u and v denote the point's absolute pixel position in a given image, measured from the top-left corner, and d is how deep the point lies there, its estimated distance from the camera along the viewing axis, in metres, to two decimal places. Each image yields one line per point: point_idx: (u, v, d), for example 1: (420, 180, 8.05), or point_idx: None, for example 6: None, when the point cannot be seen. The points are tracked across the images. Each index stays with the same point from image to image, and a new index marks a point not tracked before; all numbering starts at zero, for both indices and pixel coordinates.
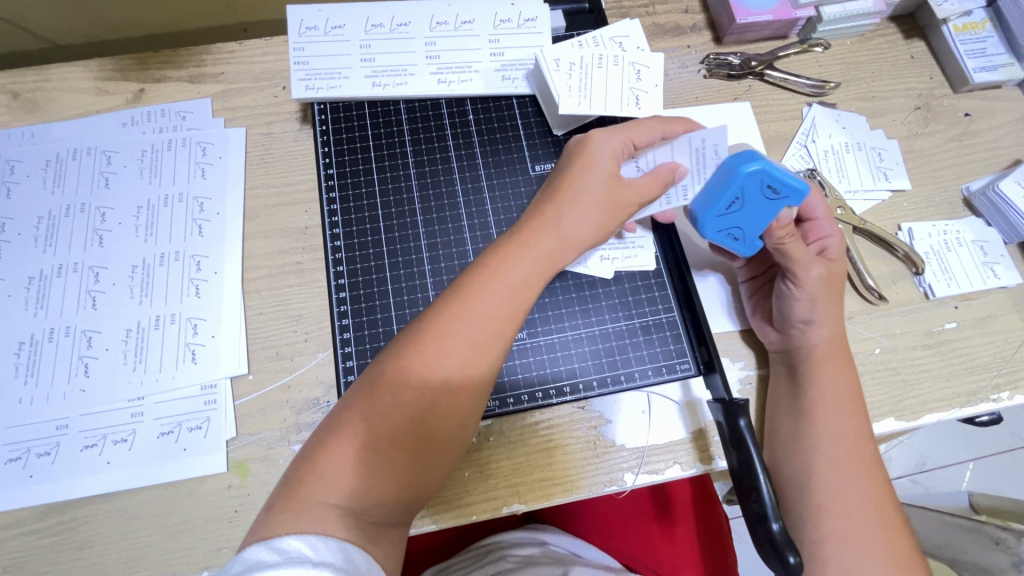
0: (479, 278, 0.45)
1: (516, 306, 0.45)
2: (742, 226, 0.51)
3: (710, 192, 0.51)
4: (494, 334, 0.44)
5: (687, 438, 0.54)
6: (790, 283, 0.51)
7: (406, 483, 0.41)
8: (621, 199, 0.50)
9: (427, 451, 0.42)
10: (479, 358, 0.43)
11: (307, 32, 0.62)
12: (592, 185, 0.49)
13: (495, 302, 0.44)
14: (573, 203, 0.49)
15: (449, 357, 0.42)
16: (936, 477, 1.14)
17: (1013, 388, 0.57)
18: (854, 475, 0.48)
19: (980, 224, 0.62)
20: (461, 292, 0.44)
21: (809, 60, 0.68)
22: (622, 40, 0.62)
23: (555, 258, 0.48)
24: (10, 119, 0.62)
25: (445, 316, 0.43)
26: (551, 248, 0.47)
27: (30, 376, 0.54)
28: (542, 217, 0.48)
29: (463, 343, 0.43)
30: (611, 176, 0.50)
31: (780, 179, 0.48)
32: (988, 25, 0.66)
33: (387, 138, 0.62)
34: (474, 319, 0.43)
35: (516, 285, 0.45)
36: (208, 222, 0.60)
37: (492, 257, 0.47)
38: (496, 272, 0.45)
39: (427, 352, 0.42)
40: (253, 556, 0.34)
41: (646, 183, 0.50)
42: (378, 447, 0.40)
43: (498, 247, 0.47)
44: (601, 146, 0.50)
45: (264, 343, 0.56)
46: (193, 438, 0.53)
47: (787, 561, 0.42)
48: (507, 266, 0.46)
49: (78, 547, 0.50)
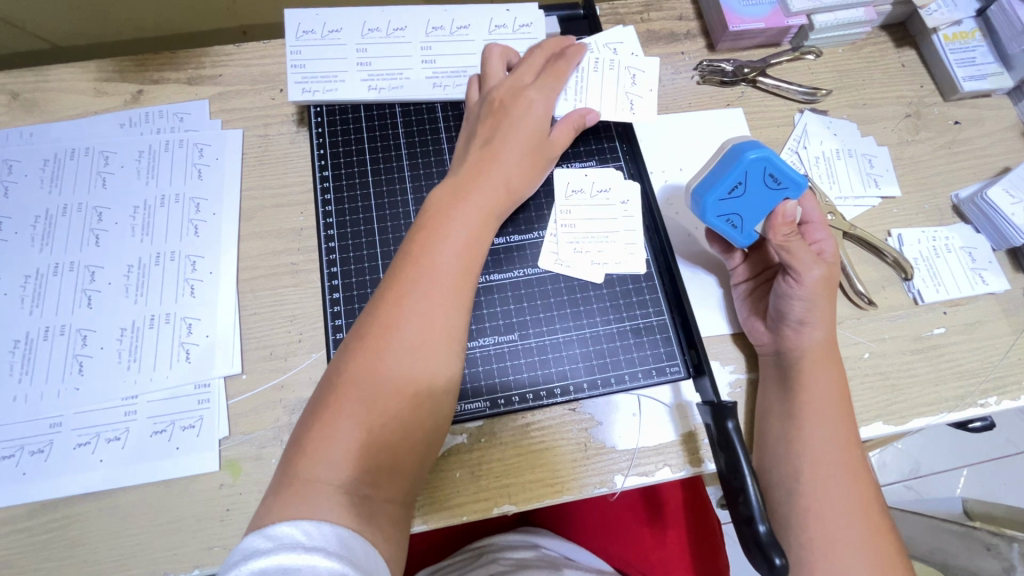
0: (427, 236, 0.48)
1: (468, 259, 0.48)
2: (740, 213, 0.52)
3: (712, 177, 0.52)
4: (451, 287, 0.47)
5: (676, 441, 0.55)
6: (790, 281, 0.51)
7: (394, 450, 0.42)
8: (546, 149, 0.56)
9: (412, 413, 0.43)
10: (440, 310, 0.45)
11: (305, 35, 0.63)
12: (526, 130, 0.55)
13: (449, 256, 0.48)
14: (510, 155, 0.54)
15: (411, 314, 0.45)
16: (930, 483, 1.14)
17: (1001, 393, 0.57)
18: (841, 477, 0.49)
19: (969, 231, 0.63)
20: (414, 253, 0.47)
21: (801, 67, 0.69)
22: (616, 45, 0.63)
23: (498, 207, 0.52)
24: (8, 120, 0.63)
25: (403, 276, 0.46)
26: (492, 199, 0.52)
27: (25, 374, 0.54)
28: (480, 168, 0.53)
29: (423, 300, 0.45)
30: (538, 127, 0.56)
31: (781, 168, 0.49)
32: (978, 35, 0.67)
33: (382, 141, 0.63)
34: (432, 275, 0.46)
35: (464, 236, 0.49)
36: (203, 222, 0.60)
37: (439, 215, 0.50)
38: (445, 227, 0.49)
39: (390, 314, 0.45)
40: (248, 545, 0.34)
41: (563, 129, 0.58)
42: (368, 417, 0.41)
43: (443, 206, 0.50)
44: (536, 101, 0.57)
45: (258, 343, 0.56)
46: (186, 437, 0.53)
47: (774, 563, 0.42)
48: (452, 217, 0.49)
49: (70, 545, 0.50)
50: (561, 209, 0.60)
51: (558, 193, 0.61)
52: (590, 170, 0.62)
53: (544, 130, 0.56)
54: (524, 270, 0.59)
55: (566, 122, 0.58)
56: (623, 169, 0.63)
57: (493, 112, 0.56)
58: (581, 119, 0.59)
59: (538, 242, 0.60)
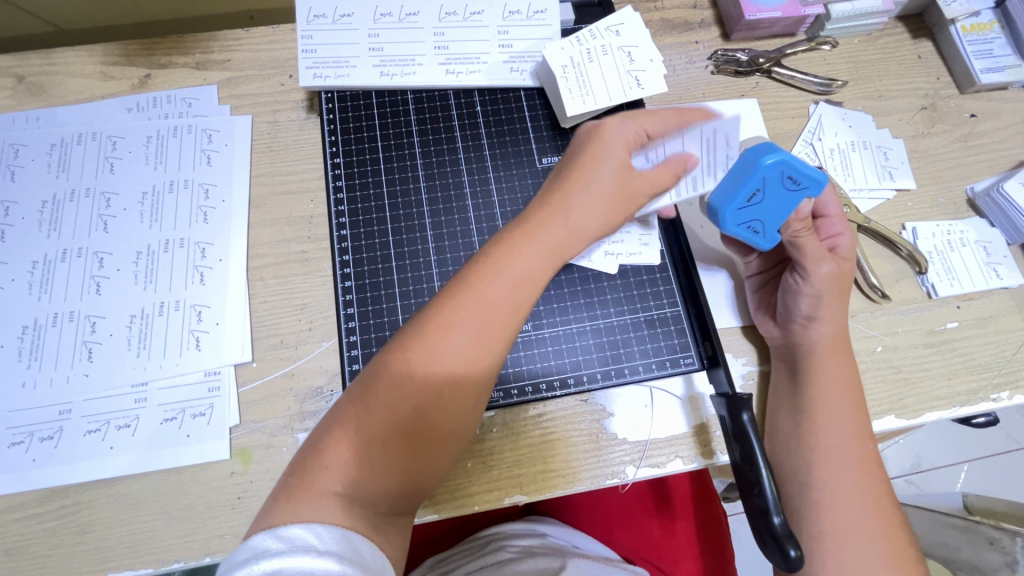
0: (485, 271, 0.45)
1: (519, 299, 0.45)
2: (761, 219, 0.50)
3: (729, 185, 0.50)
4: (496, 330, 0.43)
5: (689, 432, 0.54)
6: (797, 278, 0.52)
7: (413, 477, 0.41)
8: (632, 188, 0.49)
9: (428, 446, 0.42)
10: (483, 350, 0.43)
11: (315, 20, 0.62)
12: (604, 175, 0.48)
13: (500, 295, 0.44)
14: (584, 195, 0.48)
15: (450, 352, 0.42)
16: (931, 478, 1.15)
17: (1013, 388, 0.57)
18: (854, 471, 0.49)
19: (983, 224, 0.63)
20: (467, 285, 0.44)
21: (816, 58, 0.68)
22: (618, 28, 0.60)
23: (563, 249, 0.47)
24: (14, 103, 0.62)
25: (451, 308, 0.43)
26: (557, 239, 0.47)
27: (33, 360, 0.54)
28: (551, 207, 0.48)
29: (465, 334, 0.42)
30: (627, 170, 0.49)
31: (801, 171, 0.47)
32: (996, 26, 0.67)
33: (393, 128, 0.62)
34: (479, 315, 0.43)
35: (520, 276, 0.45)
36: (212, 209, 0.59)
37: (498, 246, 0.46)
38: (501, 264, 0.45)
39: (432, 344, 0.42)
40: (259, 544, 0.35)
41: (657, 173, 0.50)
42: (382, 439, 0.40)
43: (506, 236, 0.47)
44: (615, 132, 0.50)
45: (268, 331, 0.56)
46: (196, 425, 0.53)
47: (788, 555, 0.42)
48: (515, 253, 0.45)
49: (81, 531, 0.50)
50: None
51: None
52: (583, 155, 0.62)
53: (632, 169, 0.49)
54: None
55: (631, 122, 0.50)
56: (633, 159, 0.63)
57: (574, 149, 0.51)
58: (681, 164, 0.50)
59: None
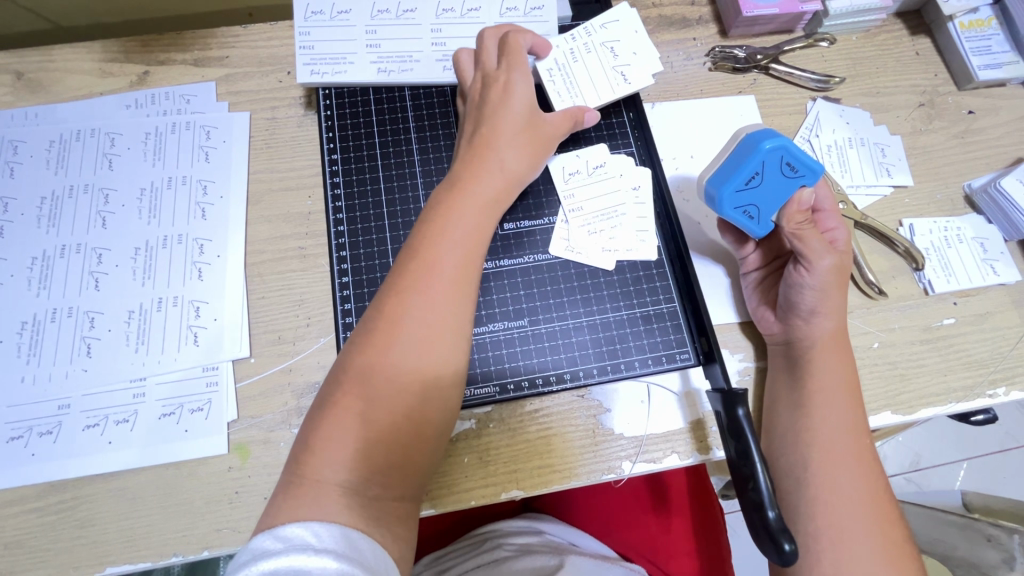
0: (431, 236, 0.46)
1: (472, 254, 0.47)
2: (757, 204, 0.51)
3: (727, 168, 0.51)
4: (455, 286, 0.45)
5: (685, 428, 0.55)
6: (801, 270, 0.51)
7: (404, 449, 0.42)
8: (541, 134, 0.53)
9: (413, 417, 0.42)
10: (443, 306, 0.44)
11: (313, 16, 0.62)
12: (516, 127, 0.52)
13: (450, 253, 0.46)
14: (505, 146, 0.51)
15: (412, 316, 0.43)
16: (930, 476, 1.15)
17: (1010, 384, 0.57)
18: (850, 466, 0.49)
19: (981, 221, 0.63)
20: (418, 251, 0.46)
21: (814, 55, 0.68)
22: (611, 25, 0.60)
23: (501, 196, 0.50)
24: (13, 99, 0.62)
25: (404, 275, 0.45)
26: (493, 189, 0.50)
27: (32, 355, 0.54)
28: (480, 163, 0.50)
29: (424, 295, 0.44)
30: (533, 115, 0.53)
31: (799, 158, 0.49)
32: (994, 23, 0.66)
33: (391, 124, 0.62)
34: (434, 274, 0.45)
35: (463, 232, 0.47)
36: (210, 205, 0.60)
37: (441, 209, 0.48)
38: (446, 223, 0.47)
39: (392, 315, 0.43)
40: (258, 546, 0.34)
41: (560, 120, 0.55)
42: (365, 416, 0.41)
43: (444, 200, 0.48)
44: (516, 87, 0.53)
45: (266, 327, 0.56)
46: (194, 420, 0.53)
47: (782, 549, 0.42)
48: (457, 213, 0.47)
49: (79, 525, 0.50)
50: (566, 194, 0.60)
51: (557, 178, 0.60)
52: (581, 149, 0.62)
53: (535, 115, 0.53)
54: (534, 256, 0.58)
55: (523, 76, 0.53)
56: (635, 154, 0.62)
57: (479, 106, 0.53)
58: (577, 112, 0.56)
59: (549, 228, 0.59)
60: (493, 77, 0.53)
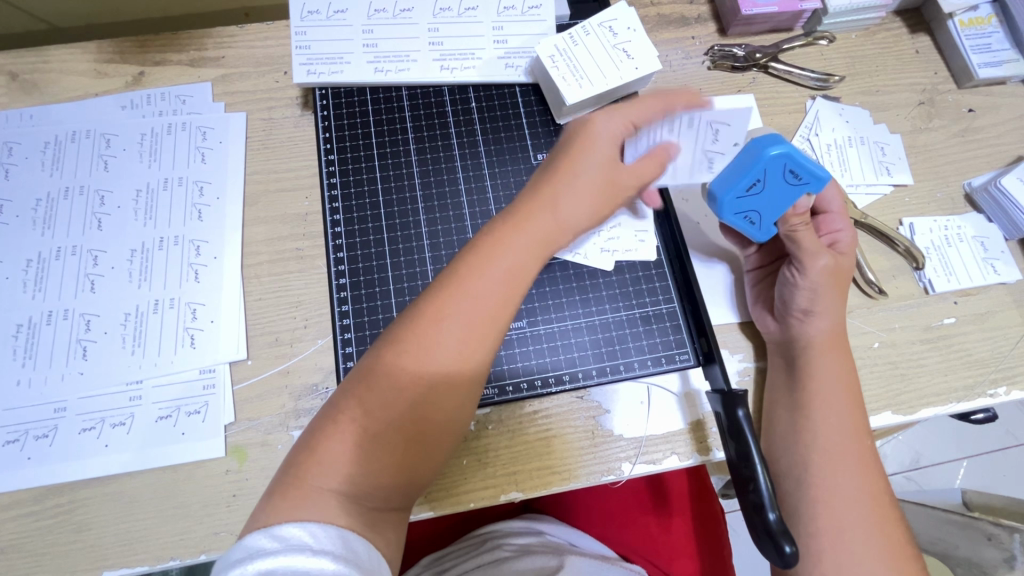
0: (472, 265, 0.45)
1: (511, 291, 0.45)
2: (758, 209, 0.51)
3: (731, 172, 0.51)
4: (485, 322, 0.43)
5: (684, 429, 0.54)
6: (795, 270, 0.52)
7: (408, 468, 0.41)
8: (616, 186, 0.50)
9: (419, 437, 0.41)
10: (474, 339, 0.43)
11: (309, 16, 0.61)
12: (588, 171, 0.49)
13: (490, 286, 0.44)
14: (571, 188, 0.49)
15: (442, 351, 0.42)
16: (930, 474, 1.15)
17: (1011, 384, 0.57)
18: (850, 467, 0.49)
19: (981, 220, 0.63)
20: (458, 277, 0.44)
21: (814, 53, 0.67)
22: (611, 24, 0.59)
23: (551, 241, 0.48)
24: (8, 101, 0.62)
25: (441, 300, 0.43)
26: (548, 230, 0.47)
27: (28, 358, 0.54)
28: (539, 199, 0.48)
29: (458, 324, 0.42)
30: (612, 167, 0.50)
31: (803, 165, 0.48)
32: (994, 21, 0.66)
33: (387, 124, 0.62)
34: (470, 304, 0.43)
35: (505, 269, 0.45)
36: (207, 206, 0.59)
37: (489, 237, 0.46)
38: (491, 256, 0.45)
39: (423, 337, 0.42)
40: (253, 543, 0.34)
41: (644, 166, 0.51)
42: (376, 432, 0.40)
43: (495, 228, 0.47)
44: (605, 127, 0.50)
45: (264, 329, 0.56)
46: (191, 423, 0.53)
47: (783, 551, 0.42)
48: (505, 245, 0.46)
49: (76, 529, 0.50)
50: None
51: None
52: None
53: (616, 164, 0.50)
54: None
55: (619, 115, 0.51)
56: None
57: (565, 143, 0.52)
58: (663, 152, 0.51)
59: None
60: (596, 116, 0.52)
